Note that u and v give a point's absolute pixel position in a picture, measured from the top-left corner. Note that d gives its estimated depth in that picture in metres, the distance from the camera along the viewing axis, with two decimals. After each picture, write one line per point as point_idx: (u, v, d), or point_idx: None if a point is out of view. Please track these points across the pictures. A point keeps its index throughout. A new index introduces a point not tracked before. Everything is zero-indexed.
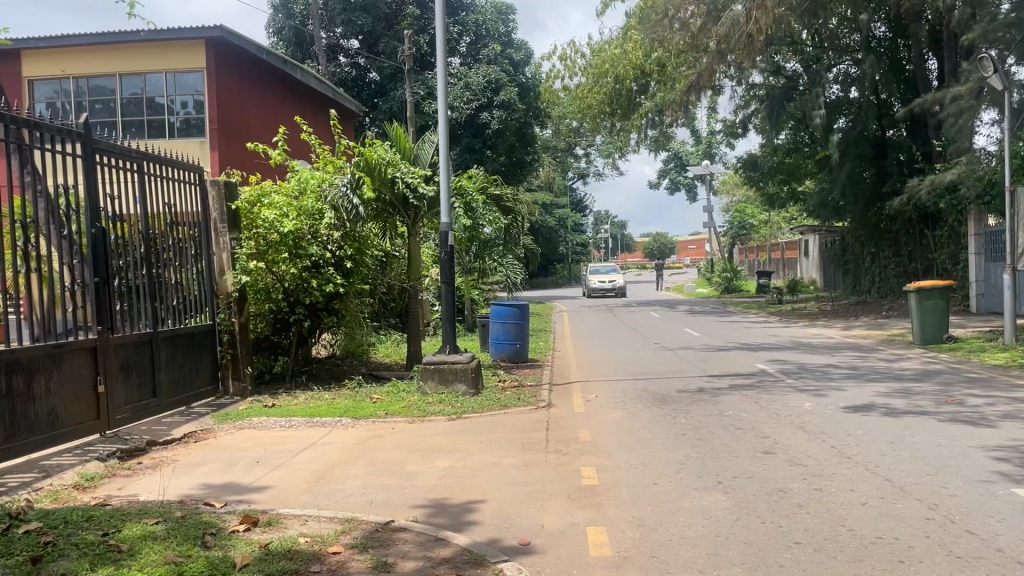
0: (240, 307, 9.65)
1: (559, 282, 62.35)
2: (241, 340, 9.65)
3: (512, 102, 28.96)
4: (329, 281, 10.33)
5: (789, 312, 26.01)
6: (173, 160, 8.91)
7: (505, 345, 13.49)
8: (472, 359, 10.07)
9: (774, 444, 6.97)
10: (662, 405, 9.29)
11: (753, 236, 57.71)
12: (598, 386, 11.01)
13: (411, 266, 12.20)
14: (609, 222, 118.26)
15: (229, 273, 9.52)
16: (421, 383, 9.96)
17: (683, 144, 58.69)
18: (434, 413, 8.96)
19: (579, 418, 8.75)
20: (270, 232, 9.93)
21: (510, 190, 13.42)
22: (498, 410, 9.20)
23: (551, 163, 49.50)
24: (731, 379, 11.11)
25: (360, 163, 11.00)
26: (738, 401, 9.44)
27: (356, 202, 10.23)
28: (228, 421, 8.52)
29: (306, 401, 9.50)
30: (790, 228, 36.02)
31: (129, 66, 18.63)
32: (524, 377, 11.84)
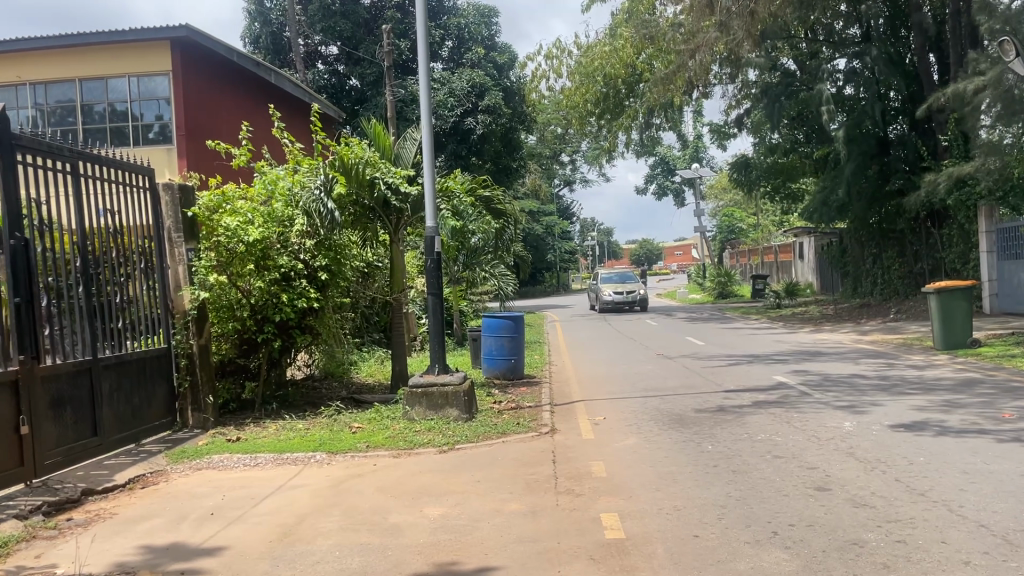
0: (200, 327, 8.47)
1: (547, 290, 61.26)
2: (201, 364, 8.44)
3: (497, 107, 27.92)
4: (302, 295, 9.18)
5: (790, 317, 24.92)
6: (119, 162, 7.78)
7: (499, 360, 12.34)
8: (464, 380, 8.94)
9: (826, 479, 5.89)
10: (681, 428, 8.20)
11: (744, 240, 56.85)
12: (605, 406, 9.89)
13: (394, 278, 11.05)
14: (595, 231, 117.09)
15: (185, 288, 8.39)
16: (407, 410, 8.80)
17: (670, 149, 57.96)
18: (423, 444, 7.83)
19: (590, 446, 7.65)
20: (234, 241, 8.78)
21: (502, 192, 12.28)
22: (496, 438, 8.08)
23: (538, 171, 48.46)
24: (753, 394, 10.02)
25: (335, 164, 9.87)
26: (767, 421, 8.37)
27: (330, 205, 9.10)
28: (182, 460, 7.37)
29: (277, 434, 8.33)
30: (785, 230, 35.16)
31: (90, 71, 17.46)
32: (521, 397, 10.69)
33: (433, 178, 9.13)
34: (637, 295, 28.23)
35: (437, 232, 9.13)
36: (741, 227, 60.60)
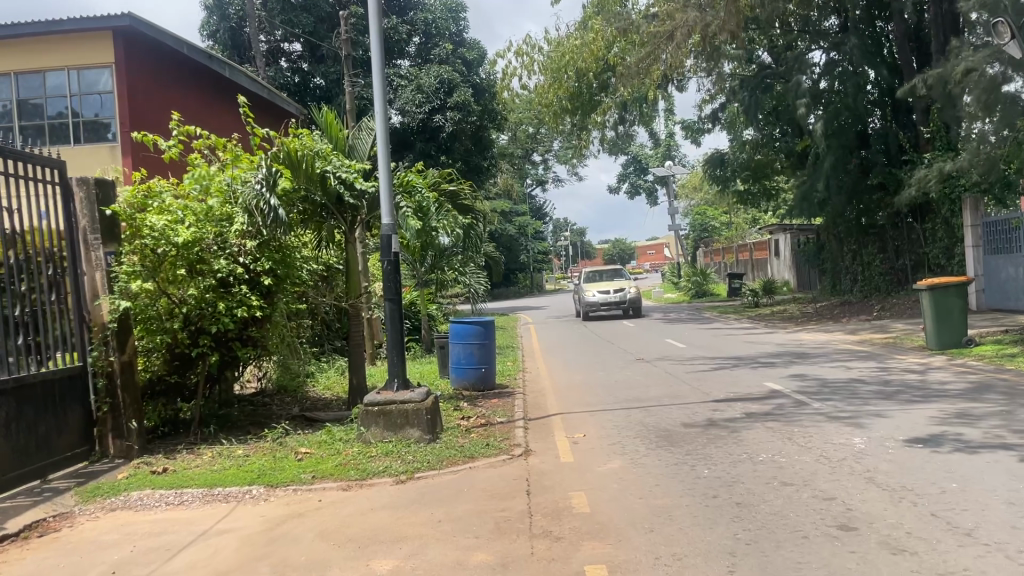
0: (122, 341, 7.36)
1: (520, 291, 60.28)
2: (123, 385, 7.35)
3: (466, 104, 26.81)
4: (242, 304, 8.14)
5: (770, 316, 24.14)
6: (19, 152, 6.69)
7: (468, 369, 11.34)
8: (427, 397, 7.93)
9: (849, 515, 5.01)
10: (671, 447, 7.29)
11: (718, 238, 56.33)
12: (584, 420, 8.96)
13: (350, 281, 10.01)
14: (567, 230, 116.22)
15: (104, 297, 7.31)
16: (363, 431, 7.78)
17: (642, 147, 57.38)
18: (378, 472, 6.84)
19: (570, 471, 6.69)
20: (162, 244, 7.70)
21: (467, 187, 11.31)
22: (462, 463, 7.10)
23: (509, 170, 47.39)
24: (745, 405, 9.12)
25: (280, 156, 8.81)
26: (766, 437, 7.49)
27: (273, 201, 8.08)
28: (95, 499, 6.29)
29: (210, 464, 7.29)
30: (761, 227, 34.55)
31: (24, 63, 16.21)
32: (492, 411, 9.73)
33: (387, 167, 8.12)
34: (627, 296, 25.15)
35: (393, 230, 8.12)
36: (714, 224, 60.16)
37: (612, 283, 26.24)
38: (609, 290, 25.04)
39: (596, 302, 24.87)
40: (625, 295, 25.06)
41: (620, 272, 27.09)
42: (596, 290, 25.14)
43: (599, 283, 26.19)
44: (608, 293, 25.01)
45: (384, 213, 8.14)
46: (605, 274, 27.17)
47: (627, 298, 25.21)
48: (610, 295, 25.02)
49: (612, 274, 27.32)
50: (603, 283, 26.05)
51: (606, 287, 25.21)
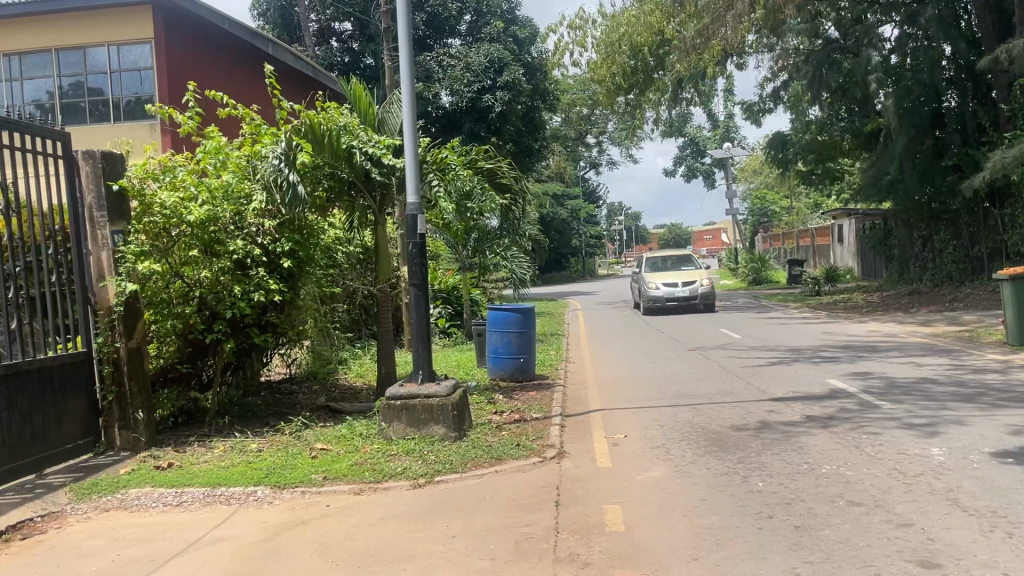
0: (129, 326, 6.90)
1: (572, 276, 59.41)
2: (130, 372, 6.91)
3: (517, 83, 25.93)
4: (260, 287, 7.64)
5: (833, 305, 22.94)
6: (13, 121, 6.25)
7: (506, 358, 10.72)
8: (453, 391, 7.33)
9: (931, 548, 4.23)
10: (721, 453, 6.55)
11: (777, 223, 54.56)
12: (627, 418, 8.23)
13: (379, 265, 9.44)
14: (622, 215, 114.58)
15: (109, 279, 6.82)
16: (384, 427, 7.20)
17: (699, 129, 55.84)
18: (395, 474, 6.24)
19: (606, 480, 6.01)
20: (174, 222, 7.27)
21: (505, 165, 10.53)
22: (487, 465, 6.47)
23: (562, 153, 46.42)
24: (805, 405, 8.30)
25: (303, 130, 8.25)
26: (829, 444, 6.69)
27: (292, 178, 7.58)
28: (90, 497, 5.84)
29: (220, 459, 6.81)
30: (823, 212, 33.13)
31: (66, 39, 16.01)
32: (528, 405, 9.09)
33: (413, 141, 7.51)
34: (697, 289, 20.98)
35: (419, 210, 7.50)
36: (773, 209, 58.38)
37: (680, 272, 22.15)
38: (677, 282, 21.03)
39: (660, 296, 20.99)
40: (696, 287, 21.05)
41: (688, 259, 22.90)
42: (660, 281, 21.19)
43: (662, 272, 22.11)
44: (674, 285, 21.03)
45: (409, 190, 7.53)
46: (669, 261, 22.96)
47: (698, 290, 21.13)
48: (677, 287, 21.04)
49: (678, 261, 23.09)
50: (668, 272, 21.97)
51: (672, 278, 21.18)
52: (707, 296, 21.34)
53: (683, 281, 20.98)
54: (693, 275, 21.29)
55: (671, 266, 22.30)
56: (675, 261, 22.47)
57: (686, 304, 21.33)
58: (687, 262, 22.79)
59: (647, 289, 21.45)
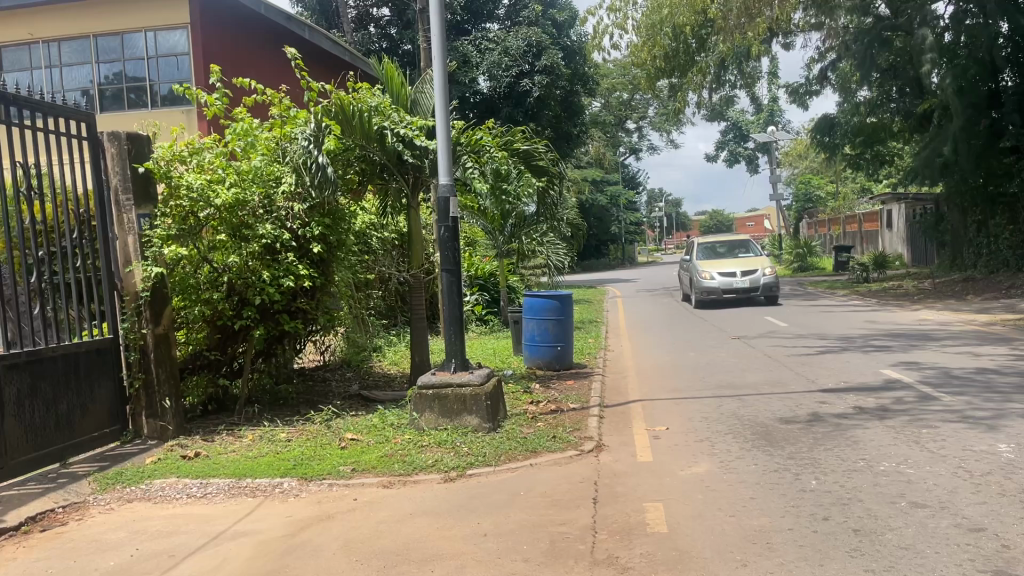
0: (156, 312, 6.73)
1: (612, 263, 58.85)
2: (157, 359, 6.74)
3: (556, 67, 25.45)
4: (290, 272, 7.45)
5: (882, 292, 22.22)
6: (37, 101, 6.11)
7: (543, 346, 10.44)
8: (487, 380, 7.07)
9: (1008, 555, 3.87)
10: (770, 448, 6.20)
11: (822, 209, 53.36)
12: (669, 410, 7.89)
13: (412, 251, 9.19)
14: (663, 202, 113.29)
15: (135, 264, 6.65)
16: (416, 417, 6.95)
17: (742, 112, 54.78)
18: (426, 466, 5.99)
19: (648, 475, 5.69)
20: (202, 206, 7.11)
21: (542, 147, 10.16)
22: (523, 458, 6.19)
23: (602, 138, 45.79)
24: (858, 396, 7.88)
25: (333, 110, 8.01)
26: (886, 439, 6.30)
27: (321, 160, 7.36)
28: (114, 487, 5.68)
29: (248, 448, 6.62)
30: (871, 197, 32.20)
31: (103, 25, 16.01)
32: (565, 395, 8.79)
33: (445, 119, 7.22)
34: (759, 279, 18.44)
35: (451, 191, 7.22)
36: (818, 194, 57.12)
37: (735, 258, 19.60)
38: (734, 271, 18.43)
39: (715, 288, 18.39)
40: (755, 276, 18.41)
41: (744, 244, 20.28)
42: (715, 270, 18.57)
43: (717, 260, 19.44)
44: (731, 274, 18.44)
45: (441, 171, 7.26)
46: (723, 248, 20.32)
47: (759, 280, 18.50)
48: (735, 277, 18.41)
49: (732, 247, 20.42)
50: (723, 258, 19.33)
51: (729, 266, 18.55)
52: (769, 286, 18.67)
53: (741, 270, 18.38)
54: (753, 263, 18.66)
55: (726, 251, 19.66)
56: (730, 246, 19.81)
57: (745, 296, 18.72)
58: (744, 247, 20.14)
59: (699, 279, 18.86)
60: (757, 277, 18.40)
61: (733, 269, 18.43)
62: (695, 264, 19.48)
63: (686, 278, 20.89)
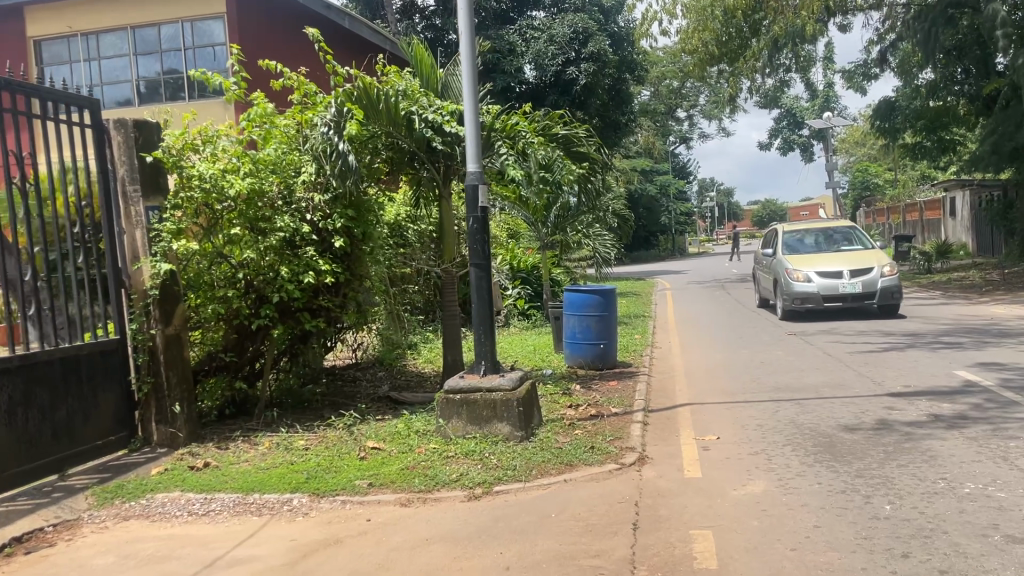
0: (166, 312, 6.31)
1: (661, 255, 57.80)
2: (168, 362, 6.32)
3: (603, 54, 24.07)
4: (311, 267, 6.95)
5: (947, 283, 21.04)
6: (36, 87, 5.75)
7: (585, 344, 9.83)
8: (519, 384, 6.50)
9: None
10: (833, 463, 5.52)
11: (881, 197, 51.51)
12: (720, 416, 7.23)
13: (444, 243, 8.64)
14: (714, 191, 111.27)
15: (143, 260, 6.25)
16: (442, 425, 6.40)
17: (796, 98, 53.17)
18: (448, 481, 5.44)
19: (694, 495, 5.07)
20: (217, 198, 6.61)
21: (582, 131, 9.49)
22: (556, 473, 5.62)
23: (651, 127, 44.72)
24: (932, 401, 7.12)
25: (356, 94, 7.46)
26: (968, 451, 5.57)
27: (341, 147, 6.86)
28: (111, 503, 5.28)
29: (262, 457, 6.15)
30: (934, 184, 30.76)
31: (140, 17, 15.84)
32: (607, 397, 8.19)
33: (473, 100, 6.63)
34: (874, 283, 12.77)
35: (479, 179, 6.63)
36: (877, 182, 55.21)
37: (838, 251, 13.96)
38: (838, 270, 12.84)
39: (809, 293, 12.96)
40: (871, 277, 12.76)
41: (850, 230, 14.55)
42: (810, 267, 13.11)
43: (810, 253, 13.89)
44: (834, 274, 12.86)
45: (469, 157, 6.68)
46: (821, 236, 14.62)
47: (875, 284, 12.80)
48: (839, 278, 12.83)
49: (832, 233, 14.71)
50: (818, 251, 13.81)
51: (831, 263, 12.99)
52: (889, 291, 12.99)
53: (849, 268, 12.83)
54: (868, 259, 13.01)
55: (821, 242, 14.20)
56: (826, 235, 14.32)
57: (854, 305, 13.06)
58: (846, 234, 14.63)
59: (785, 281, 13.48)
60: (873, 278, 12.77)
61: (836, 267, 12.90)
62: (775, 260, 14.25)
63: (761, 277, 15.71)
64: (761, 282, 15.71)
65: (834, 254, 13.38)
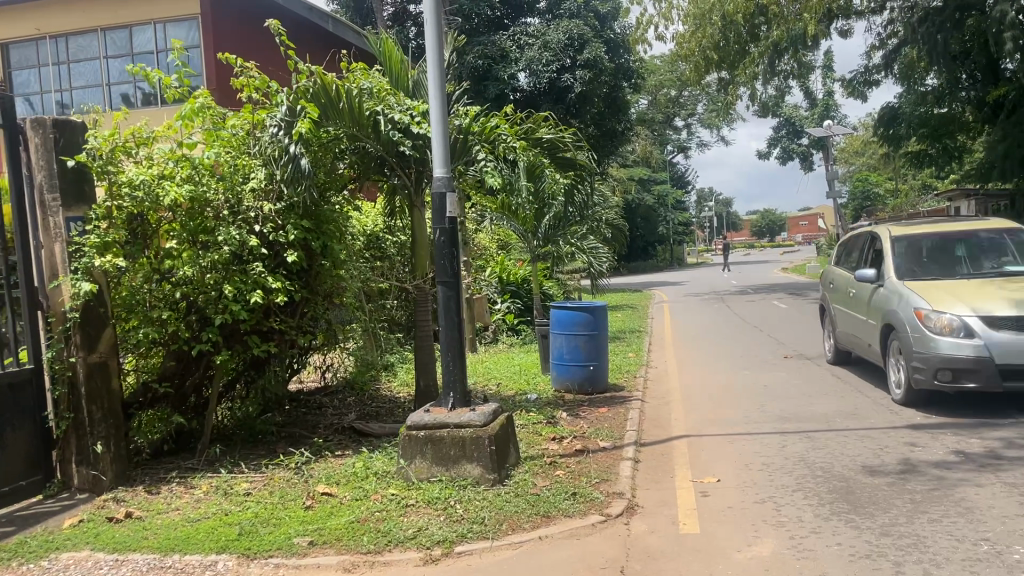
0: (90, 336, 5.55)
1: (660, 266, 57.09)
2: (90, 395, 5.56)
3: (599, 61, 23.13)
4: (261, 285, 6.18)
5: None
6: None
7: (573, 366, 9.04)
8: (492, 419, 5.70)
9: None
10: (853, 516, 4.73)
11: (882, 207, 50.85)
12: (721, 451, 6.44)
13: (416, 257, 7.87)
14: (713, 201, 110.66)
15: (63, 277, 5.49)
16: (403, 466, 5.61)
17: (796, 107, 52.60)
18: (401, 538, 4.64)
19: (690, 558, 4.28)
20: (150, 207, 5.83)
21: (568, 136, 8.69)
22: (527, 526, 4.82)
23: (649, 136, 43.97)
24: (959, 435, 6.34)
25: (312, 91, 6.69)
26: (1009, 502, 4.79)
27: (292, 152, 6.13)
28: (5, 565, 4.49)
29: (195, 504, 5.37)
30: (938, 194, 30.05)
31: (110, 18, 15.13)
32: (595, 427, 7.41)
33: (440, 98, 5.87)
34: None
35: (447, 185, 5.86)
36: (877, 192, 54.55)
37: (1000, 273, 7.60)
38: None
39: (963, 359, 6.48)
40: None
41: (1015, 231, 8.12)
42: (965, 310, 6.67)
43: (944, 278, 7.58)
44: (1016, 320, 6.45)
45: (435, 161, 5.92)
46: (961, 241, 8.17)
47: None
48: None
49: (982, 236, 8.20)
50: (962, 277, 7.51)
51: (1004, 302, 6.64)
52: None
53: None
54: None
55: (961, 262, 7.87)
56: (971, 250, 8.01)
57: None
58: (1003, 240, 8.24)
59: (915, 333, 6.96)
60: None
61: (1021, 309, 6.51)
62: (881, 293, 7.84)
63: (841, 324, 9.45)
64: (842, 331, 9.43)
65: (1003, 285, 7.01)
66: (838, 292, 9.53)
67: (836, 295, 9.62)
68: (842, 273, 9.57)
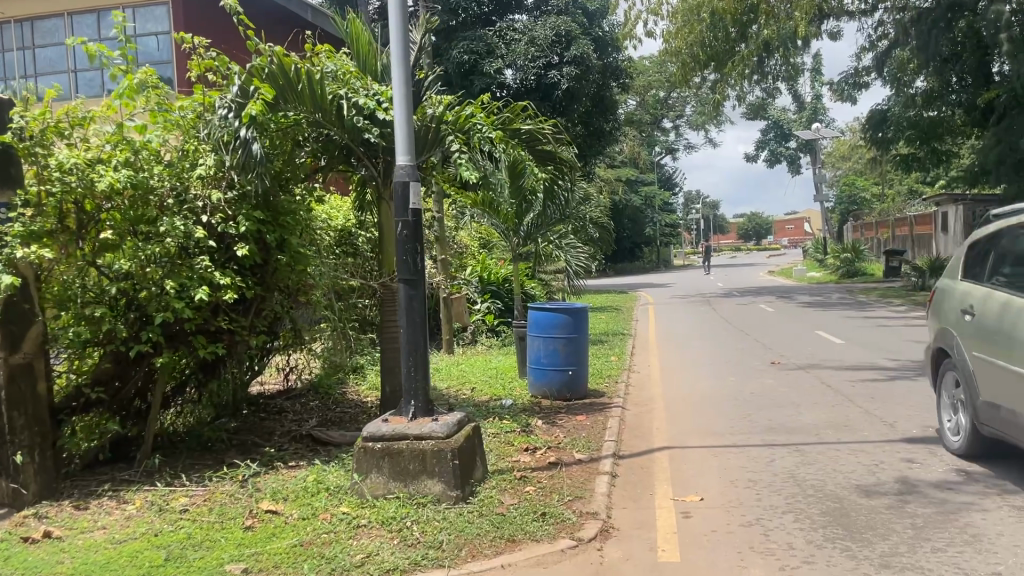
0: (15, 335, 5.05)
1: (647, 267, 56.76)
2: (12, 400, 5.05)
3: (587, 58, 22.64)
4: (207, 281, 5.68)
5: None
6: None
7: (551, 370, 8.57)
8: (456, 431, 5.21)
9: None
10: (850, 544, 4.28)
11: (869, 211, 50.73)
12: (705, 466, 5.98)
13: (383, 254, 7.39)
14: (700, 204, 110.49)
15: None
16: (359, 480, 5.12)
17: (784, 110, 52.43)
18: (348, 565, 4.14)
19: None
20: (85, 194, 5.34)
21: (548, 128, 8.13)
22: (490, 553, 4.34)
23: (637, 137, 43.56)
24: (960, 450, 5.91)
25: (268, 72, 6.20)
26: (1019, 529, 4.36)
27: (244, 136, 5.66)
28: None
29: (125, 522, 4.86)
30: (926, 198, 29.81)
31: (78, 2, 14.54)
32: (571, 437, 6.94)
33: (402, 80, 5.39)
34: None
35: (411, 174, 5.34)
36: (864, 196, 54.44)
37: None
38: None
39: None
40: None
41: None
42: None
43: None
44: None
45: (398, 149, 5.41)
46: None
47: None
48: None
49: None
50: None
51: None
52: None
53: None
54: None
55: None
56: None
57: None
58: None
59: None
60: None
61: None
62: None
63: (977, 386, 5.29)
64: (979, 397, 5.27)
65: None
66: (977, 326, 5.33)
67: (970, 332, 5.43)
68: (983, 292, 5.41)
